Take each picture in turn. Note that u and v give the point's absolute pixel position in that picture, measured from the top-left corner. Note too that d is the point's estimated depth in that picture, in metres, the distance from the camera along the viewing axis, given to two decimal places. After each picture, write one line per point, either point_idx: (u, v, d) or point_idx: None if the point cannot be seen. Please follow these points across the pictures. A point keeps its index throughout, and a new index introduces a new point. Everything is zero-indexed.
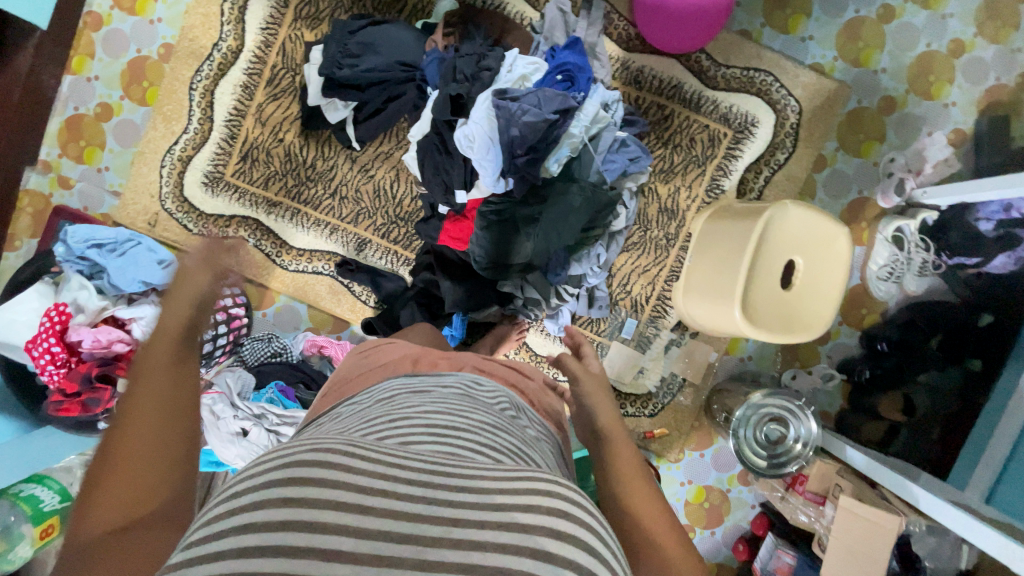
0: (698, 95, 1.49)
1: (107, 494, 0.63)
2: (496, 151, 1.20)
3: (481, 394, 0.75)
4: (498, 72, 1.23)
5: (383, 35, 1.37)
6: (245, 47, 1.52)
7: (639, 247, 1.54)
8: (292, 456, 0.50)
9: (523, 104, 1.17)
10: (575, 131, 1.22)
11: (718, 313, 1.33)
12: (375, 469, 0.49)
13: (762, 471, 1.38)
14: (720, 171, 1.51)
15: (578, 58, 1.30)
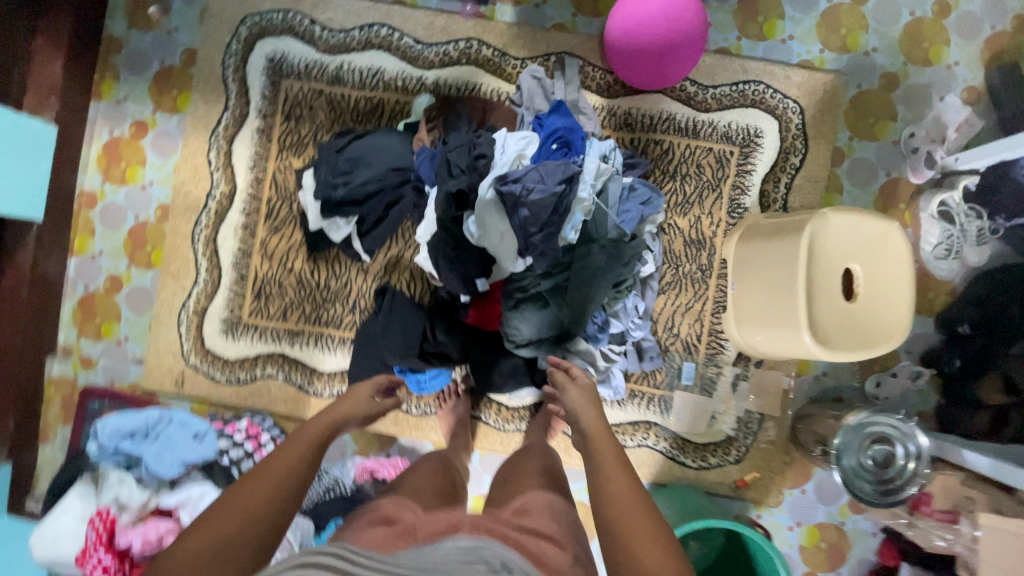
0: (694, 121, 1.45)
1: (265, 476, 0.81)
2: (512, 237, 1.15)
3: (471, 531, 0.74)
4: (493, 157, 1.18)
5: (370, 146, 1.36)
6: (237, 188, 1.52)
7: (675, 287, 1.44)
8: (308, 557, 0.61)
9: (526, 184, 1.11)
10: (585, 194, 1.15)
11: (784, 341, 1.22)
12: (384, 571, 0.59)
13: (876, 502, 1.24)
14: (738, 189, 1.45)
15: (567, 120, 1.27)
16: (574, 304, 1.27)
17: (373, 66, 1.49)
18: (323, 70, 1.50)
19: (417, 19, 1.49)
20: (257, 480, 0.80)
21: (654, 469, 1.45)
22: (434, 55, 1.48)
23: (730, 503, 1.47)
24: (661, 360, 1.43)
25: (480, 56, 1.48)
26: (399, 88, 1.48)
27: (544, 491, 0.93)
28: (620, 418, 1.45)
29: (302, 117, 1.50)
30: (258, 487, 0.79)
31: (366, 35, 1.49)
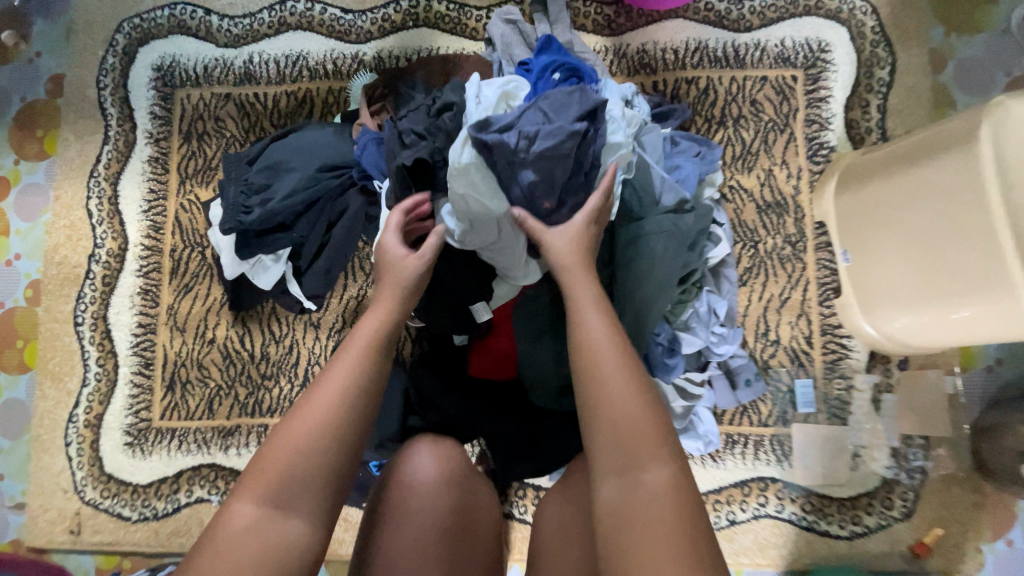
0: (732, 46, 1.06)
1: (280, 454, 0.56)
2: (512, 220, 0.73)
3: None
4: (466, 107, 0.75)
5: (292, 146, 0.94)
6: (130, 242, 1.10)
7: (759, 273, 1.00)
8: None
9: (523, 130, 0.69)
10: (618, 137, 0.74)
11: (964, 319, 0.79)
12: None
13: None
14: (815, 125, 1.04)
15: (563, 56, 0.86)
16: (627, 316, 0.84)
17: (292, 51, 1.11)
18: (228, 69, 1.12)
19: None
20: (308, 428, 0.57)
21: (785, 549, 0.96)
22: (371, 23, 1.10)
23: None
24: (763, 384, 0.97)
25: (432, 14, 1.10)
26: (331, 72, 1.09)
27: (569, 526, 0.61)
28: (720, 479, 0.97)
29: (207, 133, 1.11)
30: (310, 446, 0.56)
31: (278, 14, 1.12)
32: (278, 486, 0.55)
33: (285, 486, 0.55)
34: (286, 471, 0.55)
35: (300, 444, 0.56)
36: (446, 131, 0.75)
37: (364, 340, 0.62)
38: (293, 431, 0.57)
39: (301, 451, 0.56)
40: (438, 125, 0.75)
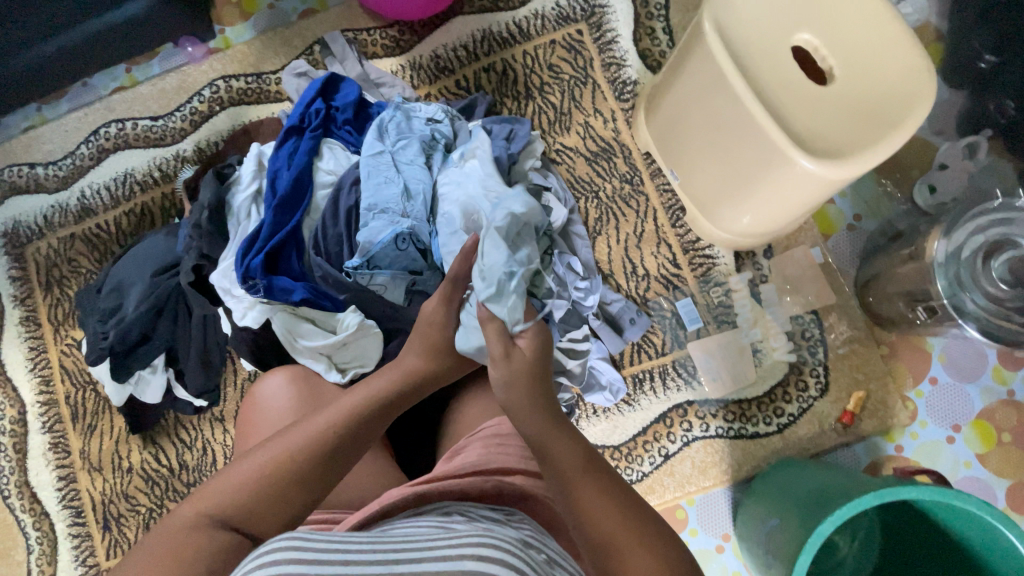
0: (513, 24, 1.10)
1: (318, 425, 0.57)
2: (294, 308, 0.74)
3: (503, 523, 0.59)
4: (237, 191, 0.76)
5: (128, 261, 0.96)
6: (26, 404, 1.10)
7: (609, 220, 1.04)
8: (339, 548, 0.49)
9: (284, 265, 0.74)
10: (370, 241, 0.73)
11: (801, 176, 0.73)
12: (342, 547, 0.49)
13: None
14: (613, 66, 1.08)
15: (350, 93, 0.85)
16: None
17: (117, 172, 1.13)
18: (64, 209, 1.14)
19: (144, 95, 1.15)
20: (291, 447, 0.54)
21: (725, 464, 0.96)
22: (180, 120, 1.13)
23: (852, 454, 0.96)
24: (647, 317, 1.00)
25: (234, 93, 1.13)
26: (159, 179, 1.12)
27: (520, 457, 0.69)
28: (642, 420, 0.98)
29: (65, 277, 1.13)
30: (301, 462, 0.54)
31: (95, 143, 1.15)
32: (233, 506, 0.51)
33: (264, 508, 0.52)
34: (242, 500, 0.51)
35: (275, 456, 0.54)
36: (208, 225, 0.74)
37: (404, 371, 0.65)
38: (269, 451, 0.54)
39: (273, 467, 0.53)
40: (198, 223, 0.74)
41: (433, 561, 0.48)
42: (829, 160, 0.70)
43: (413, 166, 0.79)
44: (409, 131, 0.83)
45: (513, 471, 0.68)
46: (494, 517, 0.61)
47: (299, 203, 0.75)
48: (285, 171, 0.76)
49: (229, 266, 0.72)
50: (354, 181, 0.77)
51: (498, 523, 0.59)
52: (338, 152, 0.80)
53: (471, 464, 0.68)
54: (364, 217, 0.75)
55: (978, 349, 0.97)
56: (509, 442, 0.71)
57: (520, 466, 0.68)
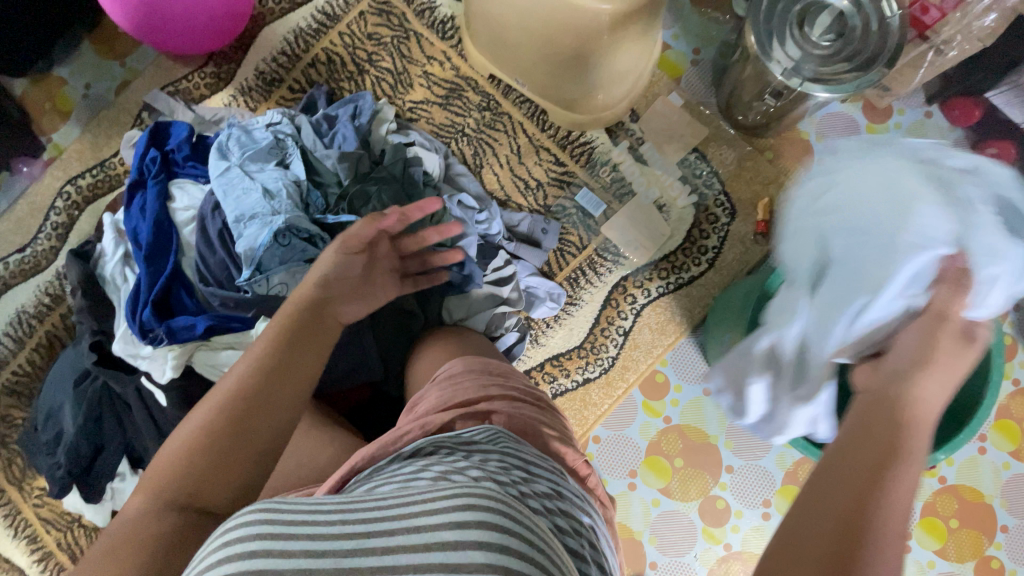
0: (317, 12, 1.10)
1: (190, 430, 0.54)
2: (208, 345, 0.74)
3: (477, 451, 0.58)
4: (106, 261, 0.76)
5: (49, 386, 0.94)
6: (25, 569, 1.07)
7: (485, 150, 1.07)
8: (299, 513, 0.45)
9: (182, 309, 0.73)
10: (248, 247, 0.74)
11: (608, 21, 0.77)
12: (316, 513, 0.46)
13: (867, 81, 0.84)
14: (426, 11, 1.10)
15: (180, 131, 0.84)
16: None
17: (8, 315, 1.10)
18: None
19: (0, 232, 1.12)
20: (171, 453, 0.53)
21: (679, 316, 1.01)
22: (46, 239, 1.11)
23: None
24: (557, 223, 1.04)
25: (86, 191, 1.11)
26: (52, 303, 1.09)
27: (475, 387, 0.72)
28: (592, 312, 1.03)
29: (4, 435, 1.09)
30: (177, 464, 0.52)
31: None
32: (138, 524, 0.50)
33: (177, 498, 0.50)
34: (140, 516, 0.50)
35: (168, 458, 0.52)
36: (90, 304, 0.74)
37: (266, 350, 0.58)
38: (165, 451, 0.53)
39: (170, 470, 0.52)
40: (81, 306, 0.74)
41: (411, 537, 0.43)
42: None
43: (264, 171, 0.80)
44: (253, 142, 0.83)
45: (471, 398, 0.70)
46: (465, 438, 0.62)
47: (168, 245, 0.75)
48: (142, 223, 0.76)
49: (127, 330, 0.72)
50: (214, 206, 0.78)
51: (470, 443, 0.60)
52: (188, 188, 0.79)
53: (434, 406, 0.69)
54: (236, 232, 0.75)
55: (848, 116, 1.03)
56: (462, 377, 0.74)
57: (477, 393, 0.70)
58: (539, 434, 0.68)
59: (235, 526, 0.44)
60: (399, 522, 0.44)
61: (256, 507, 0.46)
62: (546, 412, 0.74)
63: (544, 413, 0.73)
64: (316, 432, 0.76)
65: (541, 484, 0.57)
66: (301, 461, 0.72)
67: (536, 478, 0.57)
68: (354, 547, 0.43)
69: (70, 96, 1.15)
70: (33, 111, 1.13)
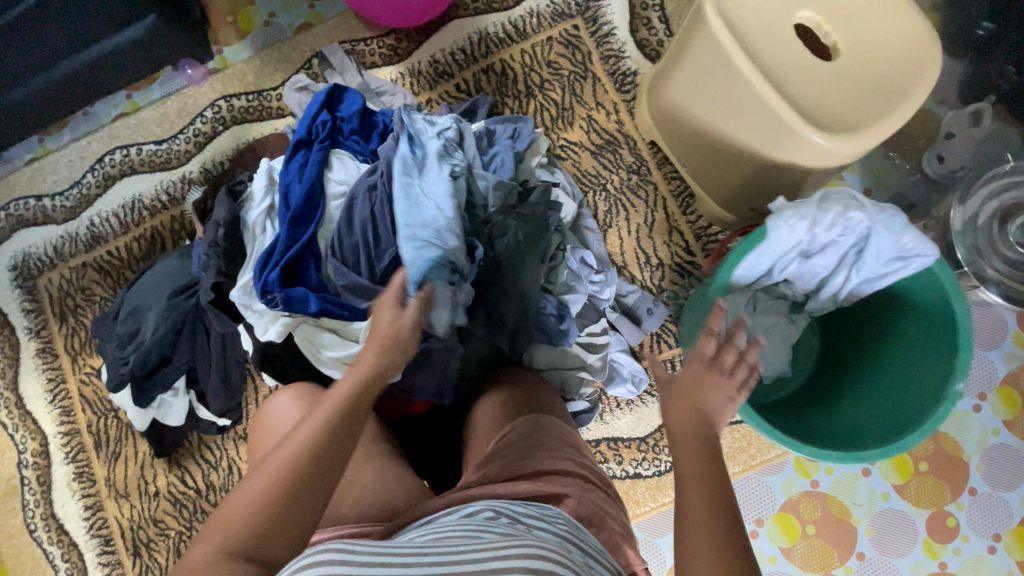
0: (509, 23, 1.10)
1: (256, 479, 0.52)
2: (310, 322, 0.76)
3: (530, 520, 0.58)
4: (249, 208, 0.77)
5: (143, 285, 0.96)
6: (48, 436, 1.10)
7: (620, 211, 1.05)
8: (369, 558, 0.47)
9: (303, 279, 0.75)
10: (389, 251, 0.76)
11: (814, 151, 0.73)
12: (387, 558, 0.48)
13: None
14: (612, 58, 1.09)
15: (353, 101, 0.85)
16: (515, 303, 0.86)
17: (125, 199, 1.13)
18: (75, 240, 1.13)
19: (146, 120, 1.15)
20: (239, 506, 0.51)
21: (753, 448, 0.97)
22: (184, 142, 1.14)
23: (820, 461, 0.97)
24: (664, 307, 1.01)
25: (236, 111, 1.14)
26: (167, 202, 1.12)
27: (546, 455, 0.69)
28: None
29: (79, 306, 1.12)
30: (244, 521, 0.50)
31: (101, 171, 1.14)
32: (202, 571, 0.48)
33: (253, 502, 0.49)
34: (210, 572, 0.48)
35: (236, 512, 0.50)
36: (224, 241, 0.75)
37: (337, 400, 0.57)
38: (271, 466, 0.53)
39: (236, 522, 0.50)
40: (214, 241, 0.75)
41: (482, 574, 0.46)
42: (840, 133, 0.71)
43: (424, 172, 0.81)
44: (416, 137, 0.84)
45: (544, 470, 0.67)
46: (532, 511, 0.60)
47: (313, 215, 0.76)
48: (297, 183, 0.77)
49: (250, 282, 0.74)
50: (367, 189, 0.78)
51: (533, 523, 0.57)
52: (347, 166, 0.81)
53: (507, 471, 0.67)
54: (380, 228, 0.77)
55: (999, 315, 0.98)
56: (539, 442, 0.71)
57: (552, 467, 0.67)
58: (608, 526, 0.64)
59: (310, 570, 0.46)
60: (475, 568, 0.46)
61: (323, 551, 0.48)
62: (615, 503, 0.70)
63: (613, 502, 0.69)
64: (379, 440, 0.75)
65: (605, 569, 0.54)
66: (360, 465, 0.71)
67: (604, 573, 0.54)
68: None
69: (251, 17, 1.16)
70: (215, 20, 1.16)
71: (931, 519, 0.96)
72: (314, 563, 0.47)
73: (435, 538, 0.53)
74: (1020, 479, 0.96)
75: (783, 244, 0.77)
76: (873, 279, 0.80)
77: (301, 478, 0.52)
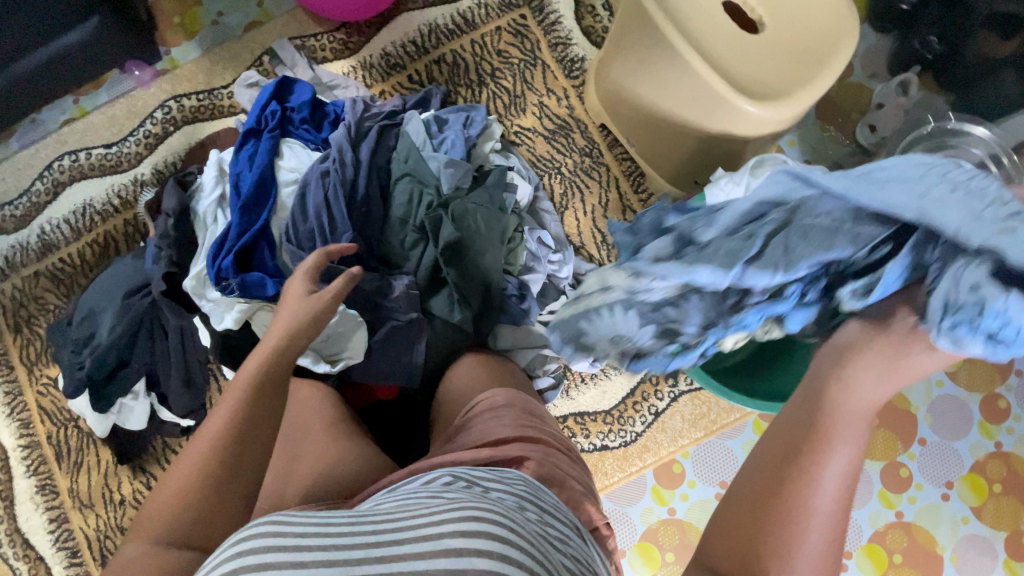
0: (457, 15, 1.12)
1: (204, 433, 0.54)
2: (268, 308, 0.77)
3: (490, 484, 0.58)
4: (199, 198, 0.77)
5: (97, 287, 0.94)
6: (6, 450, 1.07)
7: (575, 193, 1.07)
8: (302, 527, 0.47)
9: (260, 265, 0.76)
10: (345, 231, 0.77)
11: (747, 119, 0.77)
12: (322, 528, 0.47)
13: None
14: (559, 46, 1.12)
15: (302, 91, 0.86)
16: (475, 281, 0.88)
17: (76, 205, 1.11)
18: (26, 248, 1.11)
19: (94, 124, 1.14)
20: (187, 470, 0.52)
21: (713, 413, 1.00)
22: (135, 144, 1.12)
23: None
24: None
25: (187, 111, 1.13)
26: (120, 205, 1.11)
27: (512, 424, 0.71)
28: (630, 382, 1.02)
29: (33, 315, 1.10)
30: (198, 475, 0.51)
31: (49, 178, 1.12)
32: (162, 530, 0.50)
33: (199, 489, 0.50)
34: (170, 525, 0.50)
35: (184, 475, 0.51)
36: (175, 231, 0.76)
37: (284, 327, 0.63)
38: (207, 430, 0.54)
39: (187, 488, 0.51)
40: (165, 232, 0.75)
41: (415, 542, 0.45)
42: (769, 101, 0.74)
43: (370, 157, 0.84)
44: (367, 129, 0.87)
45: (507, 438, 0.68)
46: (496, 475, 0.61)
47: (264, 202, 0.77)
48: (248, 172, 0.78)
49: (203, 270, 0.74)
50: (318, 174, 0.79)
51: (493, 485, 0.58)
52: (296, 154, 0.82)
53: (473, 439, 0.68)
54: (335, 212, 0.78)
55: None
56: (504, 412, 0.73)
57: (515, 434, 0.69)
58: (569, 487, 0.66)
59: (238, 541, 0.46)
60: (406, 539, 0.46)
61: (260, 521, 0.48)
62: (577, 466, 0.72)
63: (576, 465, 0.71)
64: (342, 424, 0.76)
65: (558, 529, 0.55)
66: (322, 446, 0.71)
67: (557, 527, 0.55)
68: (362, 556, 0.45)
69: (200, 17, 1.16)
70: (162, 21, 1.15)
71: (885, 469, 1.00)
72: (243, 533, 0.47)
73: (380, 508, 0.53)
74: (965, 427, 1.01)
75: None
76: None
77: (250, 411, 0.55)
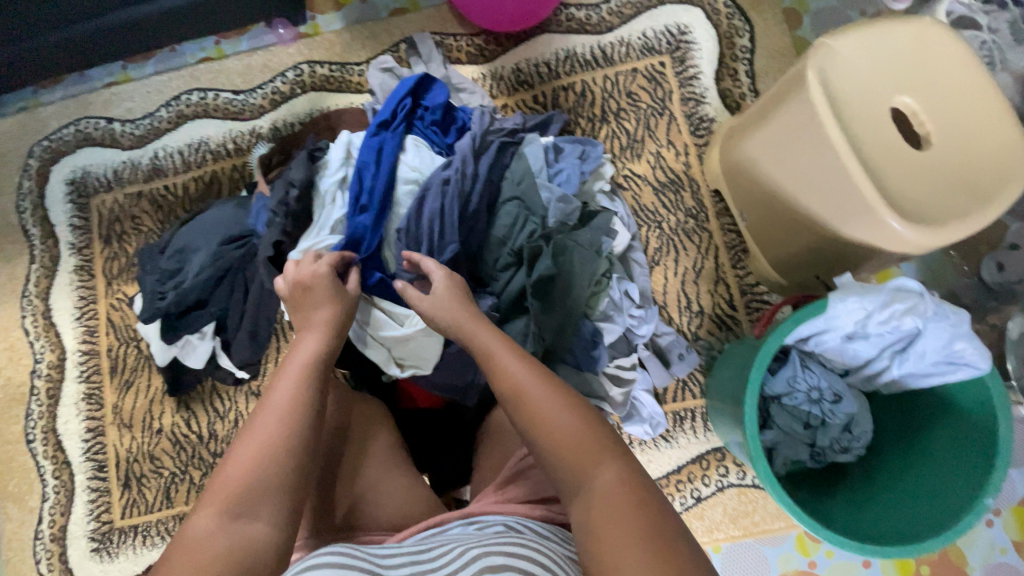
0: (597, 48, 1.11)
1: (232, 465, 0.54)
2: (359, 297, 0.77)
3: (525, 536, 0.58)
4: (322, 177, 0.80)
5: (196, 226, 0.97)
6: (68, 351, 1.11)
7: (670, 252, 1.05)
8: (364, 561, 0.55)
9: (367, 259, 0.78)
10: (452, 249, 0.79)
11: (889, 235, 0.73)
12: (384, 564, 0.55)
13: None
14: (691, 101, 1.10)
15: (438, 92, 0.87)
16: (557, 316, 0.86)
17: (191, 139, 1.15)
18: (136, 168, 1.15)
19: (228, 68, 1.18)
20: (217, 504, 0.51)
21: (756, 515, 0.96)
22: (260, 97, 1.16)
23: (822, 544, 0.95)
24: (696, 355, 1.00)
25: (317, 78, 1.16)
26: (232, 150, 1.15)
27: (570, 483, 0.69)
28: (679, 458, 0.98)
29: (126, 232, 1.14)
30: (227, 510, 0.51)
31: (175, 108, 1.17)
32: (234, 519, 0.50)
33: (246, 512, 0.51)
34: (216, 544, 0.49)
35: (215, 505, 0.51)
36: (294, 203, 0.78)
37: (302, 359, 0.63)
38: (265, 417, 0.57)
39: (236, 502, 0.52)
40: (284, 200, 0.78)
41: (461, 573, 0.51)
42: (920, 223, 0.70)
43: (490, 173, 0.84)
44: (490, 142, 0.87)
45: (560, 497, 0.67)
46: (545, 533, 0.60)
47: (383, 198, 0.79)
48: (373, 167, 0.80)
49: (311, 246, 0.76)
50: (439, 181, 0.80)
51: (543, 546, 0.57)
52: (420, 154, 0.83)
53: (523, 493, 0.67)
54: (446, 222, 0.79)
55: None
56: None
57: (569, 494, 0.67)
58: None
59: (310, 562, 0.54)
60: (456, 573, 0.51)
61: (329, 553, 0.56)
62: None
63: None
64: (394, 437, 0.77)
65: None
66: None
67: None
68: None
69: None
70: None
71: None
72: (315, 559, 0.55)
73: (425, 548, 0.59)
74: None
75: (841, 321, 0.75)
76: (916, 375, 0.79)
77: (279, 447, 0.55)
